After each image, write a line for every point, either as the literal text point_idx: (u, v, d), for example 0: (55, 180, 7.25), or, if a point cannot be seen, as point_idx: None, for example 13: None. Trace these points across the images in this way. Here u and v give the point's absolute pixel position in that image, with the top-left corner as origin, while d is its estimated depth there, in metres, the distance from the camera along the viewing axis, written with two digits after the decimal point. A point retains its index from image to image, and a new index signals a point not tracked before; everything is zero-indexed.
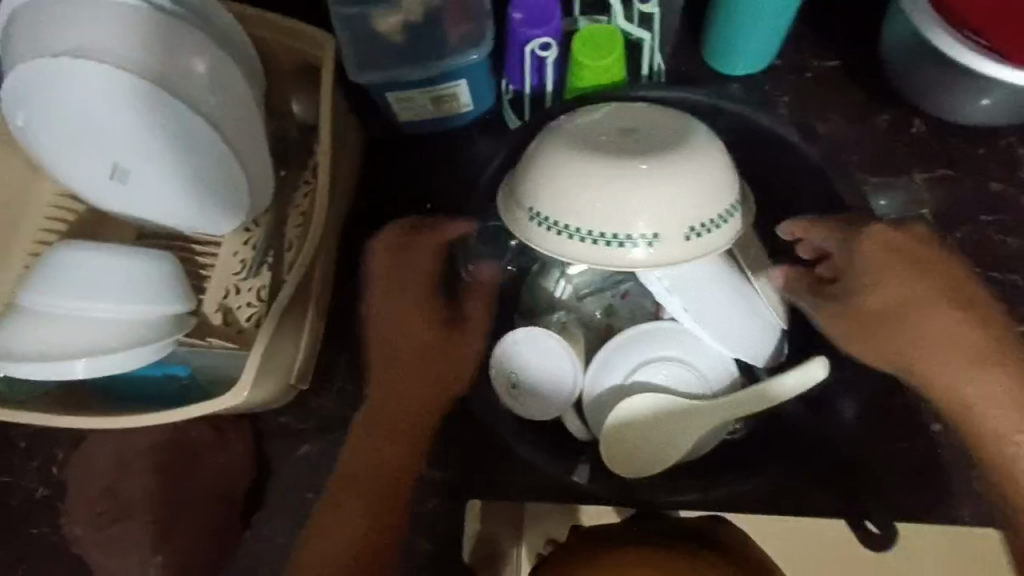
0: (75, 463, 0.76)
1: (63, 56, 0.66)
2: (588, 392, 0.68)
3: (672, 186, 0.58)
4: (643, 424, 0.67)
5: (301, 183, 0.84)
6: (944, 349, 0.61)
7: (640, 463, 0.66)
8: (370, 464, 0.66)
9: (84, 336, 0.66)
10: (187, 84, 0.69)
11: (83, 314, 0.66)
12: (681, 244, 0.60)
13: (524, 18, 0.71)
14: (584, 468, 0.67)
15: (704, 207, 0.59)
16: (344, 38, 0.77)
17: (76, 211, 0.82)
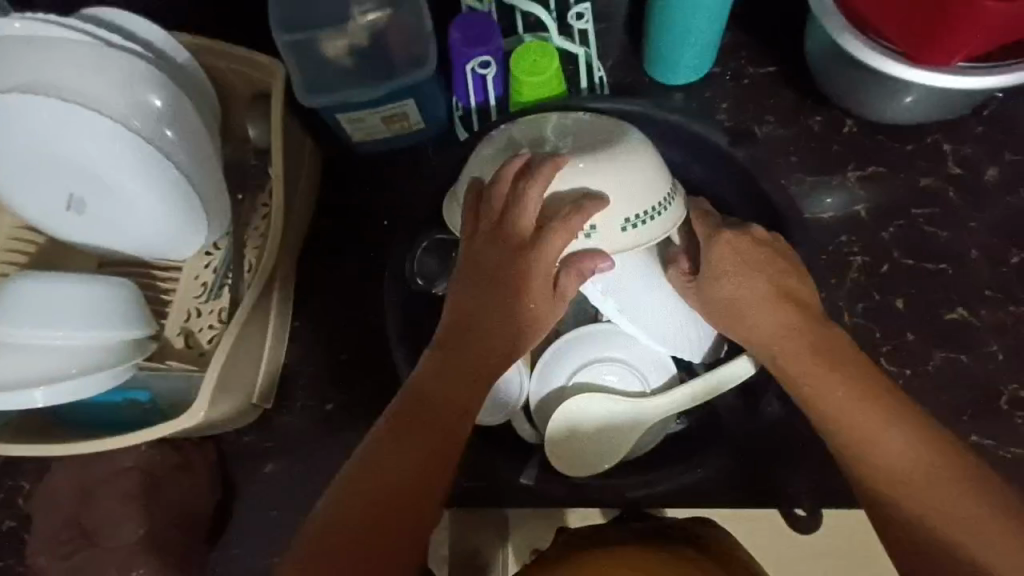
0: (39, 492, 0.76)
1: (15, 91, 0.68)
2: (535, 396, 0.70)
3: (606, 181, 0.62)
4: (585, 423, 0.68)
5: (259, 205, 0.86)
6: (796, 357, 0.59)
7: (584, 461, 0.68)
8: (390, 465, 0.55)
9: (40, 365, 0.67)
10: (136, 115, 0.71)
11: (38, 344, 0.67)
12: (617, 236, 0.64)
13: (463, 38, 0.74)
14: (531, 469, 0.67)
15: (637, 201, 0.63)
16: (293, 63, 0.79)
17: (36, 244, 0.83)
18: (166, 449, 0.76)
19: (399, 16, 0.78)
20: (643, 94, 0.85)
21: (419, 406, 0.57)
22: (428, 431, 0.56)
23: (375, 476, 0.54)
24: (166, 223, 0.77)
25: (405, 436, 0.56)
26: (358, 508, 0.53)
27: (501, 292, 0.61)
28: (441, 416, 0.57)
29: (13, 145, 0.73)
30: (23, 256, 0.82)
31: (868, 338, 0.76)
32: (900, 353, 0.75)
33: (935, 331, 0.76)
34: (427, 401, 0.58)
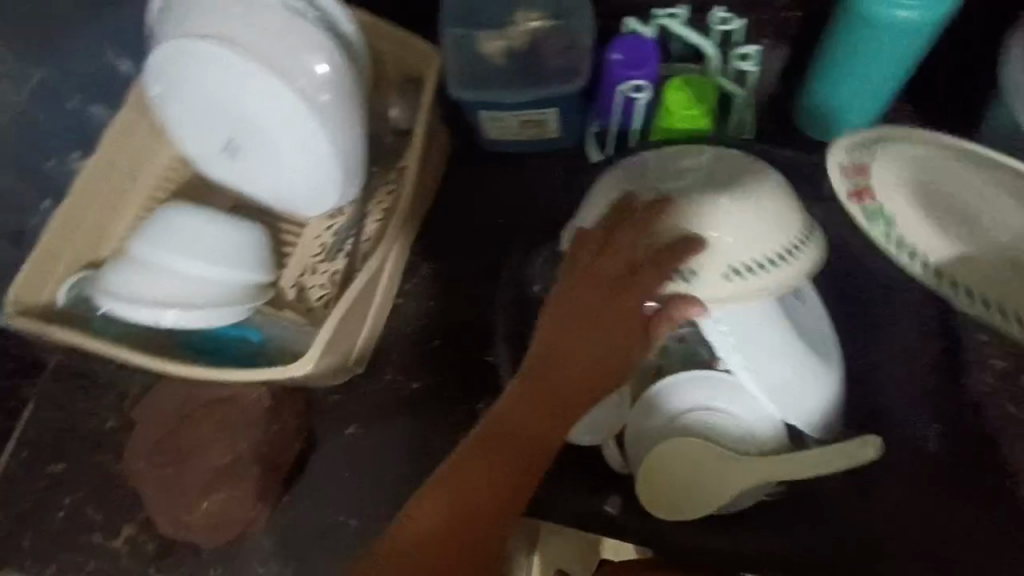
0: (144, 403, 0.83)
1: (205, 38, 0.74)
2: (632, 428, 0.69)
3: (743, 221, 0.61)
4: (680, 468, 0.65)
5: (388, 181, 0.90)
6: None
7: (673, 503, 0.66)
8: (463, 487, 0.58)
9: (176, 289, 0.72)
10: (305, 78, 0.76)
11: (177, 269, 0.72)
12: (736, 281, 0.61)
13: (623, 60, 0.74)
14: (617, 499, 0.68)
15: (766, 245, 0.61)
16: (450, 54, 0.82)
17: (183, 176, 0.88)
18: (262, 391, 0.80)
19: (557, 28, 0.80)
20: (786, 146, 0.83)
21: (497, 434, 0.60)
22: (504, 454, 0.60)
23: (451, 499, 0.58)
24: (305, 182, 0.82)
25: (483, 460, 0.59)
26: (432, 526, 0.57)
27: (597, 337, 0.61)
28: (521, 434, 0.60)
29: (187, 84, 0.78)
30: (170, 185, 0.88)
31: None
32: None
33: None
34: (506, 429, 0.60)
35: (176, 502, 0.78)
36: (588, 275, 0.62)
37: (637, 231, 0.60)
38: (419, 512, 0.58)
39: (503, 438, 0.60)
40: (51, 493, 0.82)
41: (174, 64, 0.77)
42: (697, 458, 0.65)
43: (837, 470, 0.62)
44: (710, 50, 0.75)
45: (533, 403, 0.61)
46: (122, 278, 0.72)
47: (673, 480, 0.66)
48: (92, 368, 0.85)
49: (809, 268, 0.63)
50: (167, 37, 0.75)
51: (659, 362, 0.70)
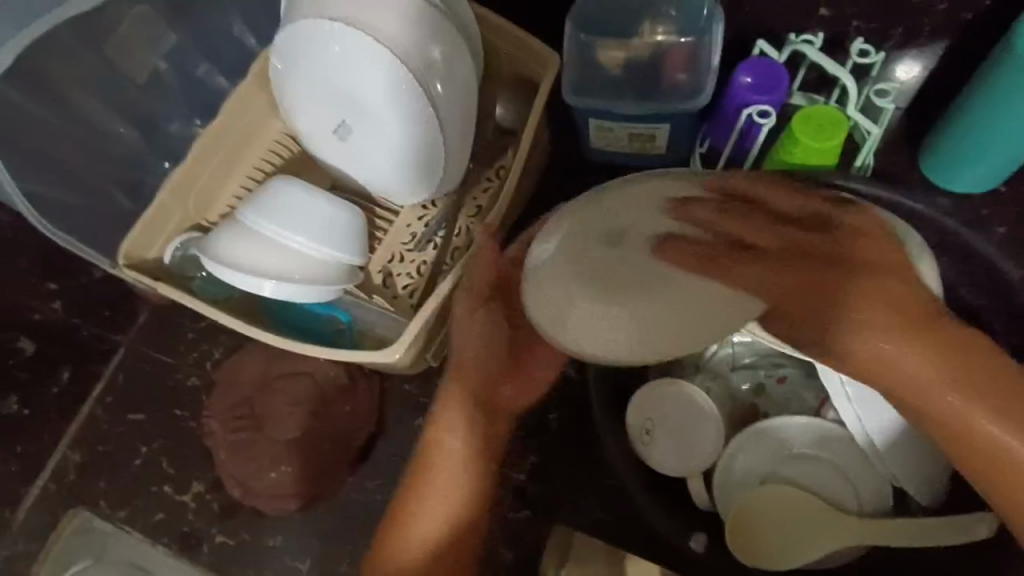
0: (227, 366, 0.85)
1: (336, 20, 0.74)
2: (724, 465, 0.66)
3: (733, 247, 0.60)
4: (774, 511, 0.64)
5: (484, 179, 0.90)
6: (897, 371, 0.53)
7: (771, 550, 0.63)
8: (435, 517, 0.60)
9: (278, 261, 0.73)
10: (428, 71, 0.77)
11: (281, 242, 0.73)
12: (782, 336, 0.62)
13: (752, 84, 0.72)
14: (702, 537, 0.63)
15: None
16: (569, 58, 0.80)
17: (290, 151, 0.90)
18: (341, 370, 0.81)
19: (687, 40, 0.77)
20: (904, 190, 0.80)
21: (442, 472, 0.60)
22: (455, 476, 0.61)
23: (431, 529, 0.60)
24: (410, 170, 0.84)
25: (447, 488, 0.60)
26: (423, 553, 0.59)
27: (483, 335, 0.64)
28: (459, 463, 0.61)
29: (310, 62, 0.79)
30: (277, 159, 0.90)
31: None
32: None
33: None
34: (441, 451, 0.61)
35: (246, 467, 0.80)
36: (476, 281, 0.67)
37: (512, 273, 0.67)
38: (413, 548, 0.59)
39: (437, 459, 0.61)
40: (129, 440, 0.85)
41: (301, 43, 0.78)
42: (791, 504, 0.64)
43: (947, 542, 0.59)
44: (845, 79, 0.70)
45: (456, 408, 0.62)
46: (229, 245, 0.74)
47: (764, 523, 0.63)
48: (181, 324, 0.88)
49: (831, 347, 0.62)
50: (302, 14, 0.75)
51: (755, 400, 0.69)
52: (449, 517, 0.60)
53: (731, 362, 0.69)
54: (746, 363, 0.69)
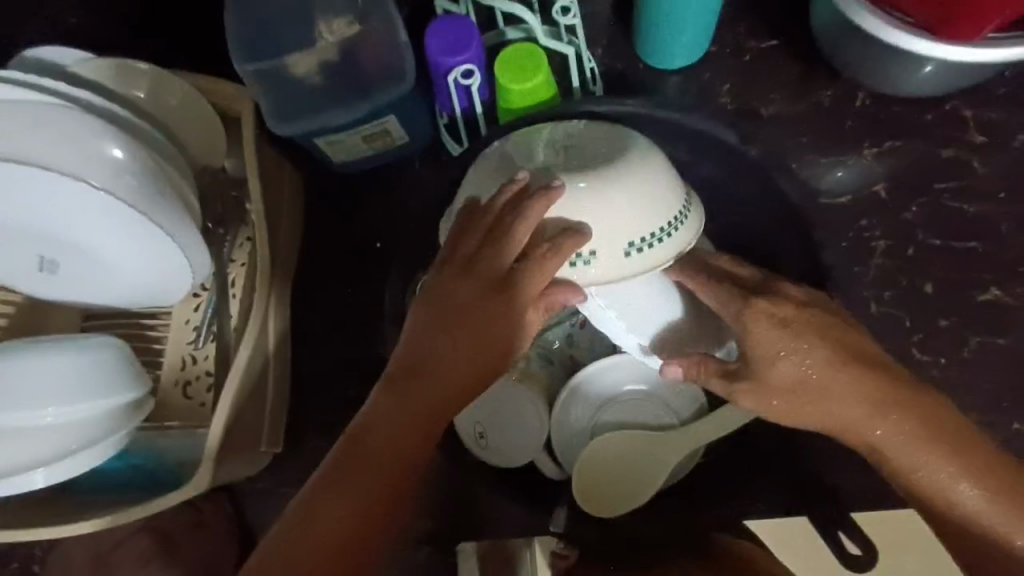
0: (56, 561, 0.76)
1: (16, 162, 0.63)
2: (558, 424, 0.62)
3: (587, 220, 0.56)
4: (604, 462, 0.60)
5: (242, 239, 0.80)
6: (828, 377, 0.54)
7: (604, 494, 0.60)
8: (318, 532, 0.53)
9: (18, 452, 0.63)
10: (91, 168, 0.65)
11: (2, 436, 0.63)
12: (624, 261, 0.57)
13: (442, 48, 0.69)
14: (559, 515, 0.59)
15: (644, 221, 0.57)
16: (259, 89, 0.73)
17: (5, 317, 0.77)
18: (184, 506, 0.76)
19: (376, 28, 0.72)
20: (638, 82, 0.81)
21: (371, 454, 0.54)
22: (400, 438, 0.55)
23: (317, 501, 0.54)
24: (193, 262, 0.73)
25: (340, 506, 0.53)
26: (382, 448, 0.55)
27: (457, 346, 0.56)
28: (380, 459, 0.54)
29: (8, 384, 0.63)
30: None
31: (899, 326, 0.72)
32: (934, 341, 0.71)
33: (973, 316, 0.71)
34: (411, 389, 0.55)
35: None
36: (465, 296, 0.56)
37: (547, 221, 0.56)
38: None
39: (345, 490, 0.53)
40: None
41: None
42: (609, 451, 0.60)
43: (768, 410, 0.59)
44: (529, 18, 0.71)
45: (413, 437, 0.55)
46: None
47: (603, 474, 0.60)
48: None
49: (682, 248, 0.59)
50: None
51: (571, 351, 0.64)
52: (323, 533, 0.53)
53: (568, 339, 0.64)
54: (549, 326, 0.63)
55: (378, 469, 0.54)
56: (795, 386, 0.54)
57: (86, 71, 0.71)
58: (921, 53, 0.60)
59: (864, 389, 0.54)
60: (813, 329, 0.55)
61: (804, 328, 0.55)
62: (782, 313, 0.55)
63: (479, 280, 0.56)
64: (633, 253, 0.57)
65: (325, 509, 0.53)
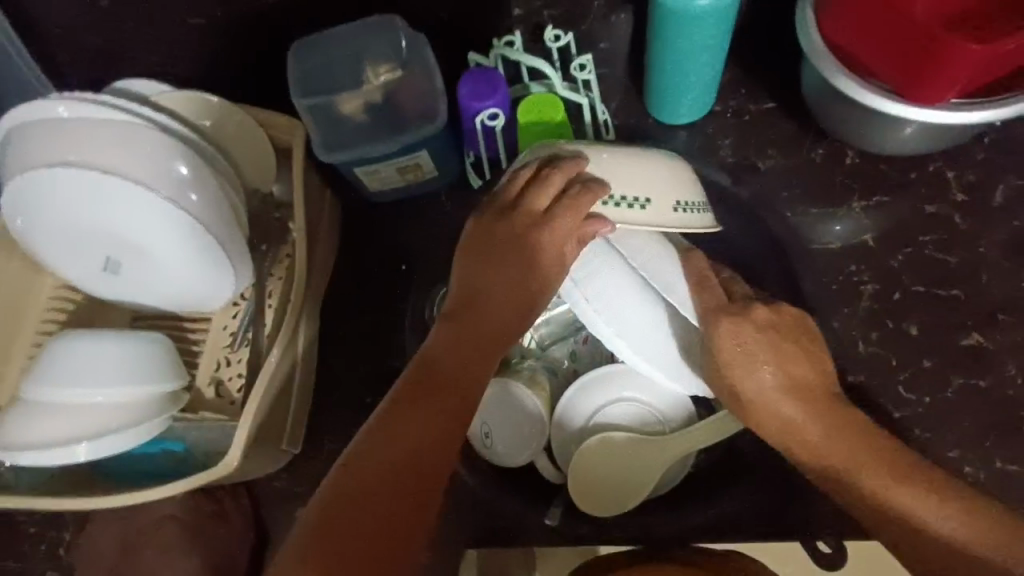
0: (81, 546, 0.81)
1: (98, 170, 0.73)
2: (558, 428, 0.67)
3: (636, 172, 0.63)
4: (602, 466, 0.65)
5: (282, 256, 0.89)
6: (767, 392, 0.62)
7: (599, 496, 0.64)
8: (392, 448, 0.57)
9: (68, 427, 0.69)
10: (163, 182, 0.75)
11: (57, 412, 0.69)
12: (671, 213, 0.62)
13: (472, 94, 0.78)
14: (555, 511, 0.65)
15: (683, 189, 0.64)
16: (312, 124, 0.83)
17: (65, 313, 0.86)
18: (202, 501, 0.80)
19: (416, 76, 0.83)
20: (646, 134, 0.89)
21: (433, 380, 0.60)
22: (443, 386, 0.60)
23: (369, 451, 0.57)
24: (239, 267, 0.81)
25: (390, 456, 0.56)
26: (444, 375, 0.60)
27: (501, 284, 0.63)
28: (441, 383, 0.60)
29: (72, 362, 0.71)
30: (55, 324, 0.85)
31: (885, 365, 0.76)
32: (918, 381, 0.75)
33: (954, 359, 0.75)
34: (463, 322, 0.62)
35: None
36: (507, 240, 0.63)
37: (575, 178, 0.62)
38: (303, 542, 0.53)
39: (394, 438, 0.57)
40: None
41: (35, 198, 0.76)
42: (606, 453, 0.65)
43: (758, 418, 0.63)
44: (547, 70, 0.81)
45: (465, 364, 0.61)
46: (3, 425, 0.70)
47: (601, 477, 0.64)
48: (18, 523, 0.82)
49: (712, 225, 0.64)
50: (13, 174, 0.75)
51: (574, 366, 0.70)
52: (394, 451, 0.57)
53: (571, 354, 0.71)
54: (554, 341, 0.70)
55: (439, 395, 0.59)
56: (734, 394, 0.62)
57: (165, 100, 0.82)
58: (892, 113, 0.67)
59: (816, 405, 0.61)
60: (759, 348, 0.63)
61: (755, 341, 0.63)
62: (747, 337, 0.62)
63: (512, 237, 0.63)
64: (679, 209, 0.62)
65: (398, 432, 0.57)
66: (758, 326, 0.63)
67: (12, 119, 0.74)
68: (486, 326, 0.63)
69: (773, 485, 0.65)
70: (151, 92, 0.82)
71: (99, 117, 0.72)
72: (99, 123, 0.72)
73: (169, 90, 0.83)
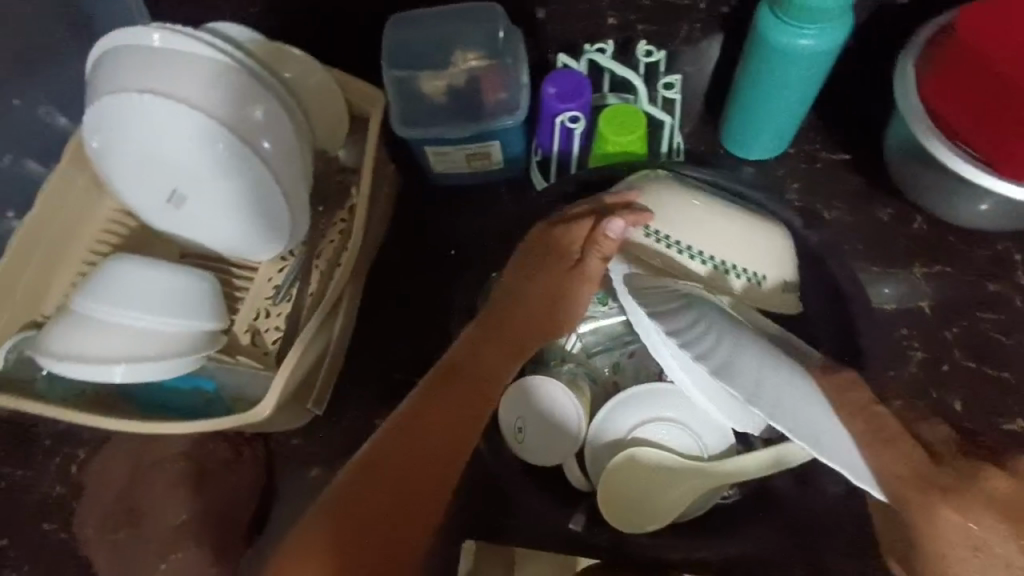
0: (93, 468, 0.81)
1: (185, 105, 0.75)
2: (592, 436, 0.67)
3: (748, 245, 0.71)
4: (633, 478, 0.64)
5: (338, 220, 0.89)
6: None
7: (629, 512, 0.63)
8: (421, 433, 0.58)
9: (110, 347, 0.70)
10: (245, 128, 0.77)
11: (100, 331, 0.70)
12: (772, 291, 0.72)
13: (557, 93, 0.79)
14: (580, 515, 0.65)
15: (785, 269, 0.72)
16: (394, 97, 0.84)
17: (118, 237, 0.88)
18: (220, 444, 0.80)
19: (499, 68, 0.83)
20: (716, 163, 0.89)
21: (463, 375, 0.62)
22: (465, 387, 0.61)
23: (396, 439, 0.57)
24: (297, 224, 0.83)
25: (409, 452, 0.57)
26: (475, 373, 0.63)
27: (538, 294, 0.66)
28: (470, 378, 0.62)
29: (121, 282, 0.72)
30: (107, 247, 0.87)
31: None
32: None
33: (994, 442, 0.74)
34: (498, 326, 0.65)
35: (138, 554, 0.77)
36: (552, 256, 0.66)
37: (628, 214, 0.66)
38: (330, 515, 0.54)
39: (414, 434, 0.58)
40: None
41: (116, 121, 0.77)
42: (639, 467, 0.65)
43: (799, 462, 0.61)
44: (635, 80, 0.82)
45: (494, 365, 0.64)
46: (49, 334, 0.71)
47: (630, 490, 0.64)
48: (35, 434, 0.83)
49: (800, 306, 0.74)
50: (101, 93, 0.76)
51: (615, 377, 0.70)
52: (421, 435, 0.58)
53: (613, 365, 0.71)
54: (599, 350, 0.71)
55: (467, 389, 0.61)
56: None
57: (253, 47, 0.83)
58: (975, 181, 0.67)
59: None
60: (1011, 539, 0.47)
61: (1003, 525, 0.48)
62: (977, 525, 0.48)
63: (552, 253, 0.66)
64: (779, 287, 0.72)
65: (426, 416, 0.59)
66: (996, 505, 0.48)
67: (113, 41, 0.75)
68: (519, 333, 0.66)
69: (792, 531, 0.66)
70: (241, 35, 0.83)
71: (197, 54, 0.74)
72: (195, 60, 0.74)
73: (258, 38, 0.84)
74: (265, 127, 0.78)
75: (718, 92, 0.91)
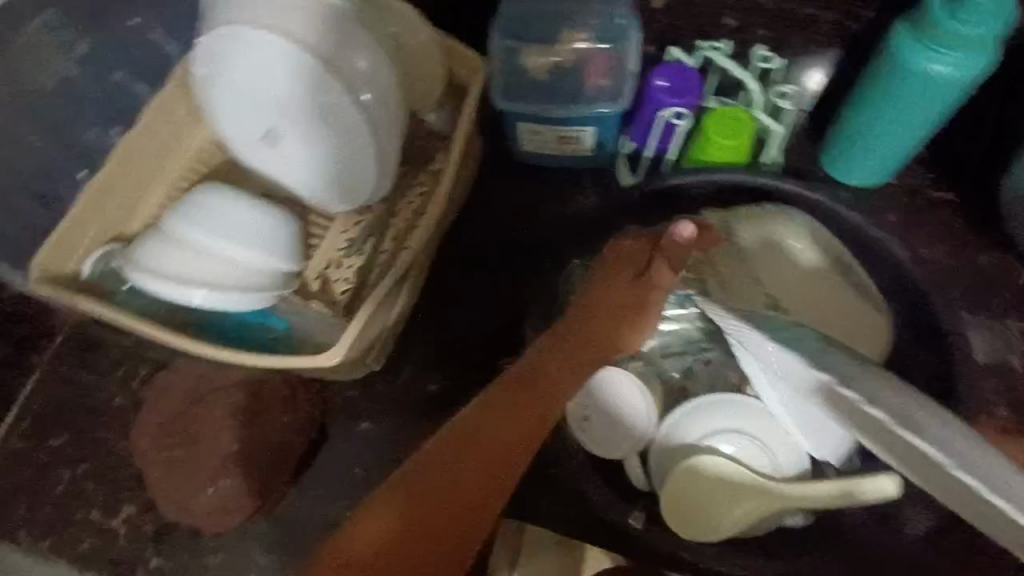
0: (155, 385, 0.83)
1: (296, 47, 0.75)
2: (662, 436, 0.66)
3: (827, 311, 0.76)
4: (698, 488, 0.63)
5: (422, 183, 0.89)
6: None
7: (691, 521, 0.63)
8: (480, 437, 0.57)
9: (193, 274, 0.71)
10: (351, 77, 0.77)
11: (183, 260, 0.71)
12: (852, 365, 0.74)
13: (667, 86, 0.78)
14: (640, 515, 0.65)
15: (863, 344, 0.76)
16: (497, 67, 0.83)
17: (208, 167, 0.89)
18: (279, 383, 0.82)
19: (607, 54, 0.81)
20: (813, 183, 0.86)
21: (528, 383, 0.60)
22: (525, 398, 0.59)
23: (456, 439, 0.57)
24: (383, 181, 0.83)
25: (463, 462, 0.56)
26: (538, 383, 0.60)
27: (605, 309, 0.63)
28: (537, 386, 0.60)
29: (213, 211, 0.73)
30: (197, 175, 0.89)
31: None
32: None
33: None
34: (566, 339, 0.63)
35: (188, 474, 0.79)
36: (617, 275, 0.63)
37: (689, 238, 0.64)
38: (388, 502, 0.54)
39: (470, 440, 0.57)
40: (53, 468, 0.82)
41: (225, 53, 0.78)
42: (706, 477, 0.63)
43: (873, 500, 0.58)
44: (750, 84, 0.80)
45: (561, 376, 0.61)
46: (139, 250, 0.73)
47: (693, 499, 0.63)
48: (105, 344, 0.86)
49: None
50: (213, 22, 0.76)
51: (684, 382, 0.70)
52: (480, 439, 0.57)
53: (684, 370, 0.70)
54: (672, 353, 0.70)
55: (531, 396, 0.59)
56: None
57: None
58: None
59: None
60: None
61: None
62: None
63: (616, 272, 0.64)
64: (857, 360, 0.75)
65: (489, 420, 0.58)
66: None
67: None
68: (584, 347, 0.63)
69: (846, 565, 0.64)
70: None
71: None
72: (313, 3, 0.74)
73: None
74: (370, 80, 0.78)
75: (827, 110, 0.87)
